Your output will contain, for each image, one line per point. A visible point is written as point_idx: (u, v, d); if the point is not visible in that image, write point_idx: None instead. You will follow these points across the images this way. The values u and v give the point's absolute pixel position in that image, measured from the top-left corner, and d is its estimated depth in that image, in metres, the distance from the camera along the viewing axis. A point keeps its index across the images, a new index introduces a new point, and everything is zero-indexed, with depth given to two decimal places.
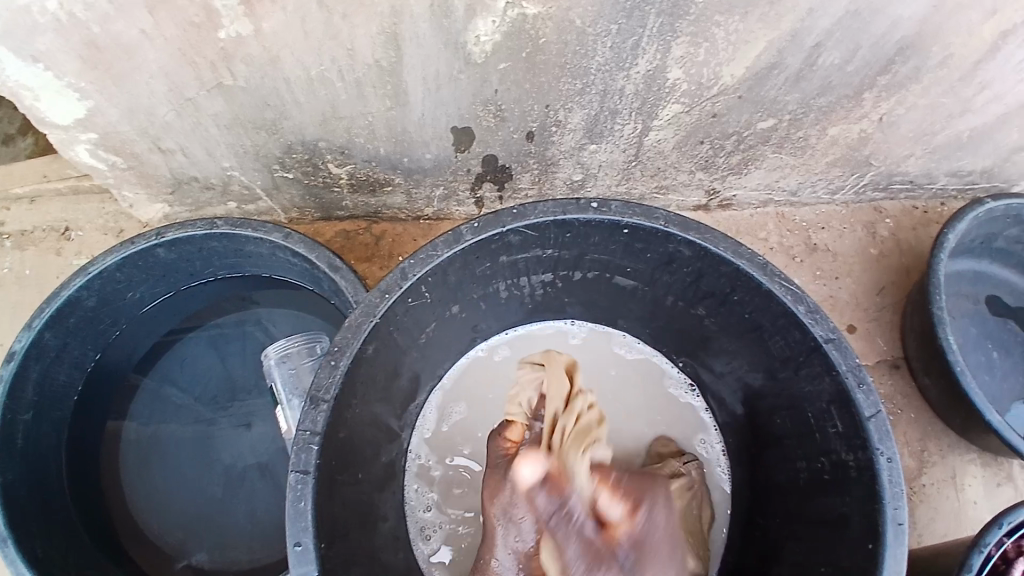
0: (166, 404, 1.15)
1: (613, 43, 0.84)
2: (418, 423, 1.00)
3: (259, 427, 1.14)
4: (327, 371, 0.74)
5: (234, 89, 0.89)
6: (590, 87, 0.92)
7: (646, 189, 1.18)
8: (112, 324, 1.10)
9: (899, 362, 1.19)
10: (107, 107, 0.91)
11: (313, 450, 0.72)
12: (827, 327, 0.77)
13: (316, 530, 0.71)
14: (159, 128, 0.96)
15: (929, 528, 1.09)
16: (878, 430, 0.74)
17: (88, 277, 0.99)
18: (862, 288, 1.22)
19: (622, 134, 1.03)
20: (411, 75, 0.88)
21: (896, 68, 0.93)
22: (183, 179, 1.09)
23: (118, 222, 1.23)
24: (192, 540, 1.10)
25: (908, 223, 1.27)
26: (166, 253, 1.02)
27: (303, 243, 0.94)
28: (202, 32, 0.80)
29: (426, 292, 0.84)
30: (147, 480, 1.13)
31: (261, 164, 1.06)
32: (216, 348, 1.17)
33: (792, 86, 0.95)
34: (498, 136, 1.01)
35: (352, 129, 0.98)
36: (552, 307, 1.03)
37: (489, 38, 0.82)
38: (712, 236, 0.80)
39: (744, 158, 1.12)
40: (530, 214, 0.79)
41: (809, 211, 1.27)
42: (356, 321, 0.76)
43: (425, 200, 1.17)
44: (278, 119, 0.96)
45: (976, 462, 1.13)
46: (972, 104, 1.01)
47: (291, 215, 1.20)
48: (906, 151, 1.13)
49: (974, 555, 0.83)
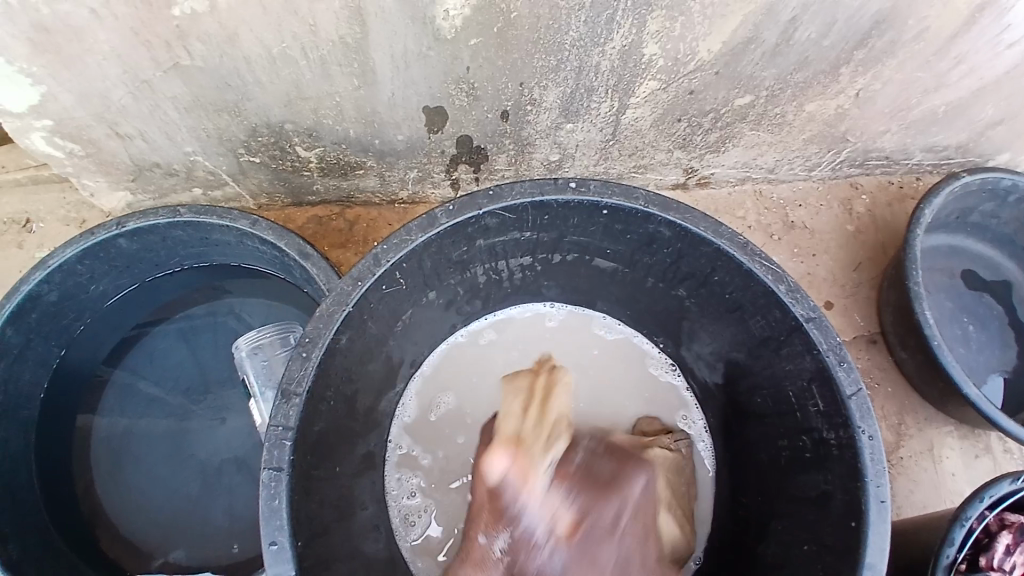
0: (136, 398, 1.12)
1: (587, 17, 0.81)
2: (397, 412, 0.97)
3: (234, 420, 1.11)
4: (299, 363, 0.71)
5: (193, 70, 0.85)
6: (564, 64, 0.89)
7: (623, 168, 1.16)
8: (76, 318, 1.06)
9: (876, 337, 1.19)
10: (61, 92, 0.87)
11: (286, 446, 0.70)
12: (807, 306, 0.77)
13: (292, 527, 0.69)
14: (116, 112, 0.92)
15: (908, 501, 1.11)
16: (859, 408, 0.74)
17: (48, 270, 0.95)
18: (839, 264, 1.22)
19: (599, 112, 1.00)
20: (379, 53, 0.85)
21: (872, 41, 0.92)
22: (144, 166, 1.04)
23: (80, 212, 1.19)
24: (168, 536, 1.07)
25: (884, 199, 1.28)
26: (129, 244, 0.98)
27: (271, 231, 0.91)
28: (155, 10, 0.76)
29: (400, 279, 0.81)
30: (119, 478, 1.09)
31: (225, 149, 1.02)
32: (186, 339, 1.14)
33: (769, 62, 0.94)
34: (471, 115, 0.99)
35: (319, 110, 0.95)
36: (531, 290, 1.02)
37: (458, 12, 0.79)
38: (692, 216, 0.79)
39: (721, 135, 1.10)
40: (506, 196, 0.77)
41: (787, 188, 1.26)
42: (328, 309, 0.73)
43: (399, 182, 1.13)
44: (240, 101, 0.92)
45: (953, 435, 1.15)
46: (946, 78, 1.01)
47: (260, 201, 1.17)
48: (882, 127, 1.13)
49: (956, 529, 0.84)
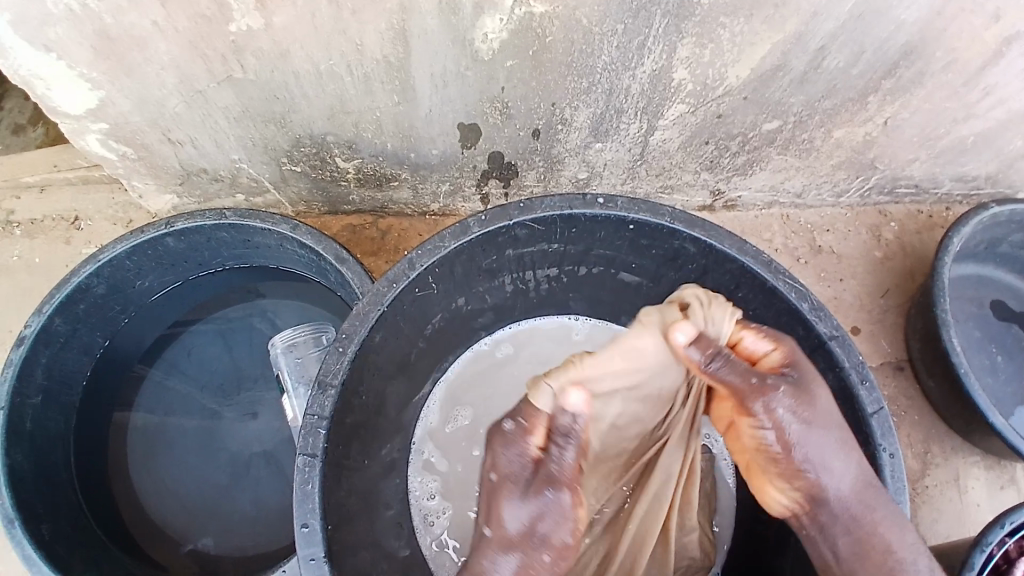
0: (173, 392, 1.17)
1: (619, 43, 0.84)
2: (420, 417, 1.00)
3: (267, 415, 1.15)
4: (335, 356, 0.75)
5: (245, 82, 0.91)
6: (596, 86, 0.92)
7: (651, 188, 1.19)
8: (121, 311, 1.11)
9: (903, 364, 1.19)
10: (118, 97, 0.93)
11: (320, 434, 0.73)
12: (830, 324, 0.78)
13: (323, 511, 0.72)
14: (170, 119, 0.98)
15: (931, 530, 1.09)
16: (881, 426, 0.74)
17: (98, 264, 1.00)
18: (866, 289, 1.23)
19: (628, 133, 1.03)
20: (419, 71, 0.89)
21: (900, 72, 0.94)
22: (192, 171, 1.10)
23: (128, 212, 1.25)
24: (197, 525, 1.11)
25: (913, 227, 1.28)
26: (175, 242, 1.04)
27: (311, 235, 0.95)
28: (212, 25, 0.81)
29: (432, 284, 0.85)
30: (155, 468, 1.14)
31: (269, 157, 1.07)
32: (223, 338, 1.19)
33: (797, 89, 0.95)
34: (504, 133, 1.02)
35: (360, 124, 0.99)
36: (556, 303, 1.04)
37: (496, 36, 0.83)
38: (717, 234, 0.81)
39: (749, 159, 1.12)
40: (537, 208, 0.80)
41: (815, 213, 1.27)
42: (364, 308, 0.77)
43: (431, 196, 1.18)
44: (287, 112, 0.97)
45: (980, 465, 1.14)
46: (976, 109, 1.02)
47: (298, 208, 1.21)
48: (910, 155, 1.14)
49: (975, 554, 0.83)
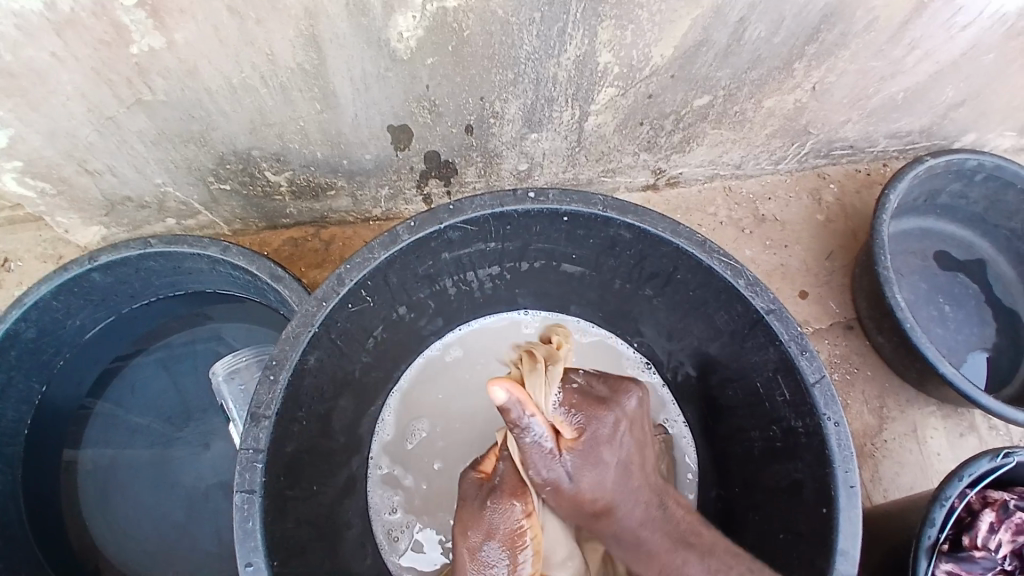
0: (121, 430, 1.13)
1: (539, 31, 0.83)
2: (376, 431, 0.98)
3: (221, 445, 1.12)
4: (266, 386, 0.72)
5: (157, 104, 0.86)
6: (522, 77, 0.91)
7: (593, 173, 1.18)
8: (55, 354, 1.06)
9: (853, 323, 1.21)
10: (30, 133, 0.87)
11: (257, 468, 0.71)
12: (766, 298, 0.78)
13: (266, 549, 0.70)
14: (84, 150, 0.93)
15: (893, 483, 1.12)
16: (823, 395, 0.75)
17: (24, 308, 0.95)
18: (811, 254, 1.24)
19: (561, 121, 1.02)
20: (337, 76, 0.86)
21: (823, 36, 0.94)
22: (117, 200, 1.05)
23: (58, 249, 1.19)
24: (159, 565, 1.08)
25: (852, 187, 1.30)
26: (102, 277, 0.99)
27: (242, 255, 0.91)
28: (114, 49, 0.77)
29: (367, 297, 0.82)
30: (108, 511, 1.09)
31: (194, 178, 1.03)
32: (166, 369, 1.14)
33: (723, 62, 0.96)
34: (436, 131, 1.00)
35: (284, 135, 0.96)
36: (504, 299, 1.03)
37: (412, 33, 0.81)
38: (649, 218, 0.80)
39: (685, 136, 1.12)
40: (466, 209, 0.79)
41: (756, 182, 1.28)
42: (294, 331, 0.74)
43: (371, 200, 1.15)
44: (206, 130, 0.93)
45: (936, 414, 1.17)
46: (903, 65, 1.03)
47: (234, 227, 1.17)
48: (843, 117, 1.15)
49: (936, 509, 0.85)
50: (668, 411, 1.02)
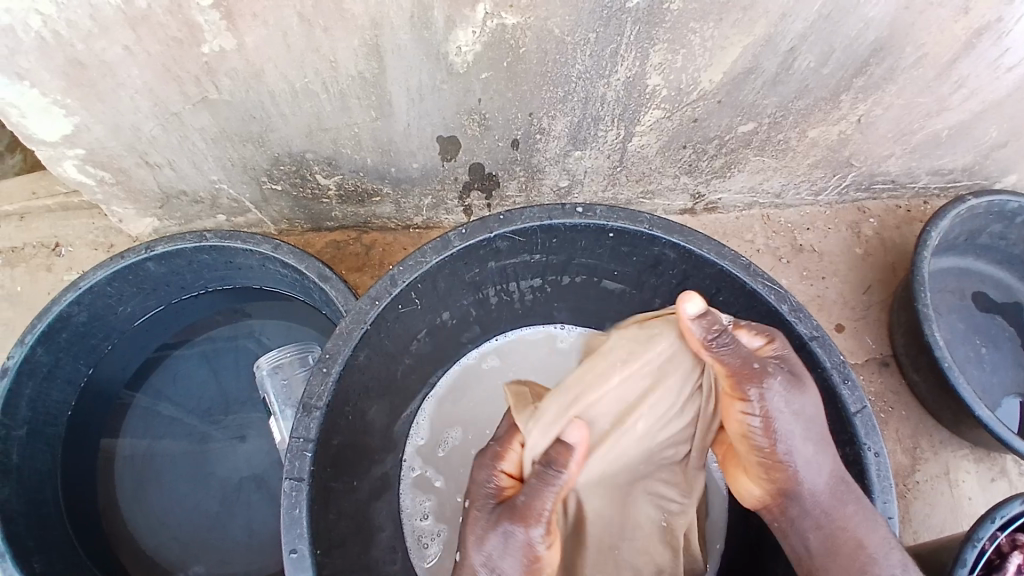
0: (159, 418, 1.16)
1: (592, 51, 0.85)
2: (410, 435, 0.99)
3: (254, 439, 1.14)
4: (319, 378, 0.75)
5: (220, 103, 0.91)
6: (572, 95, 0.93)
7: (632, 194, 1.20)
8: (103, 338, 1.10)
9: (888, 359, 1.20)
10: (94, 123, 0.92)
11: (306, 458, 0.73)
12: (811, 325, 0.79)
13: (311, 536, 0.71)
14: (147, 143, 0.97)
15: (924, 525, 1.10)
16: (864, 425, 0.75)
17: (79, 291, 0.99)
18: (849, 287, 1.24)
19: (606, 140, 1.04)
20: (395, 86, 0.89)
21: (871, 69, 0.95)
22: (172, 194, 1.10)
23: (109, 237, 1.24)
24: (188, 553, 1.10)
25: (892, 222, 1.29)
26: (156, 267, 1.03)
27: (292, 254, 0.94)
28: (185, 48, 0.81)
29: (415, 300, 0.84)
30: (144, 499, 1.12)
31: (249, 177, 1.07)
32: (208, 361, 1.18)
33: (770, 90, 0.97)
34: (483, 144, 1.03)
35: (338, 141, 0.99)
36: (541, 312, 1.04)
37: (470, 48, 0.84)
38: (694, 239, 0.81)
39: (726, 161, 1.13)
40: (516, 220, 0.80)
41: (794, 212, 1.28)
42: (346, 328, 0.77)
43: (414, 208, 1.18)
44: (265, 132, 0.97)
45: (970, 458, 1.15)
46: (950, 101, 1.03)
47: (281, 227, 1.21)
48: (886, 151, 1.15)
49: (968, 550, 0.84)
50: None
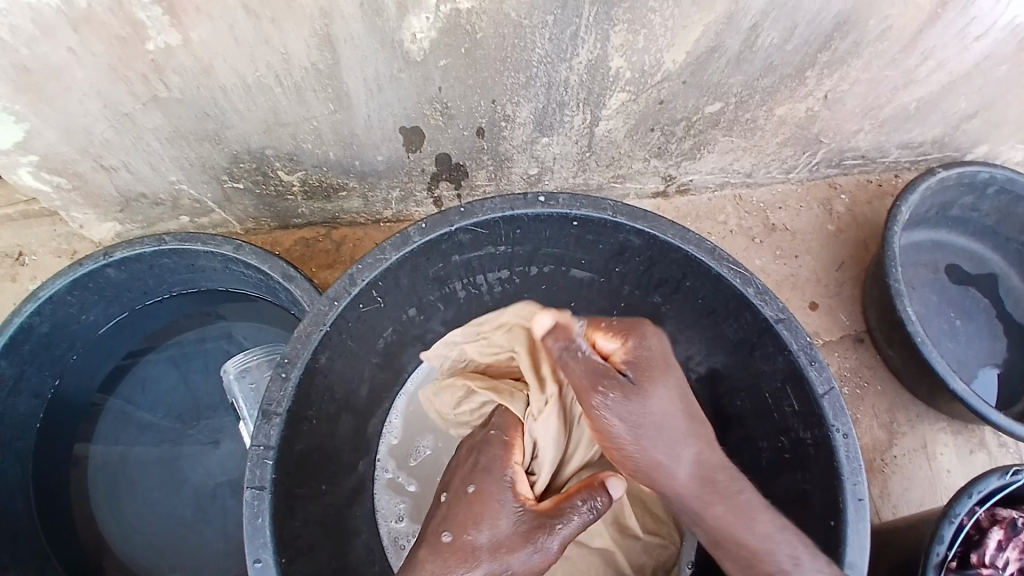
0: (130, 427, 1.13)
1: (552, 34, 0.84)
2: (383, 434, 0.97)
3: (229, 444, 1.12)
4: (278, 383, 0.73)
5: (173, 102, 0.88)
6: (534, 80, 0.91)
7: (603, 179, 1.19)
8: (68, 348, 1.07)
9: (863, 335, 1.21)
10: (44, 128, 0.89)
11: (268, 465, 0.71)
12: (776, 307, 0.78)
13: (275, 545, 0.70)
14: (100, 146, 0.94)
15: (903, 499, 1.11)
16: (833, 407, 0.75)
17: (38, 302, 0.96)
18: (821, 264, 1.24)
19: (572, 125, 1.03)
20: (351, 77, 0.87)
21: (835, 44, 0.95)
22: (131, 197, 1.07)
23: (72, 243, 1.21)
24: (166, 563, 1.08)
25: (863, 198, 1.30)
26: (117, 273, 1.00)
27: (255, 254, 0.92)
28: (130, 46, 0.78)
29: (378, 297, 0.83)
30: (116, 508, 1.10)
31: (209, 176, 1.04)
32: (176, 366, 1.15)
33: (734, 69, 0.96)
34: (448, 134, 1.01)
35: (298, 135, 0.97)
36: (513, 303, 1.03)
37: (426, 35, 0.82)
38: (659, 224, 0.80)
39: (696, 143, 1.12)
40: (477, 212, 0.79)
41: (766, 191, 1.28)
42: (306, 330, 0.75)
43: (382, 202, 1.16)
44: (221, 129, 0.94)
45: (946, 430, 1.16)
46: (915, 74, 1.03)
47: (246, 226, 1.19)
48: (855, 126, 1.15)
49: (945, 525, 0.84)
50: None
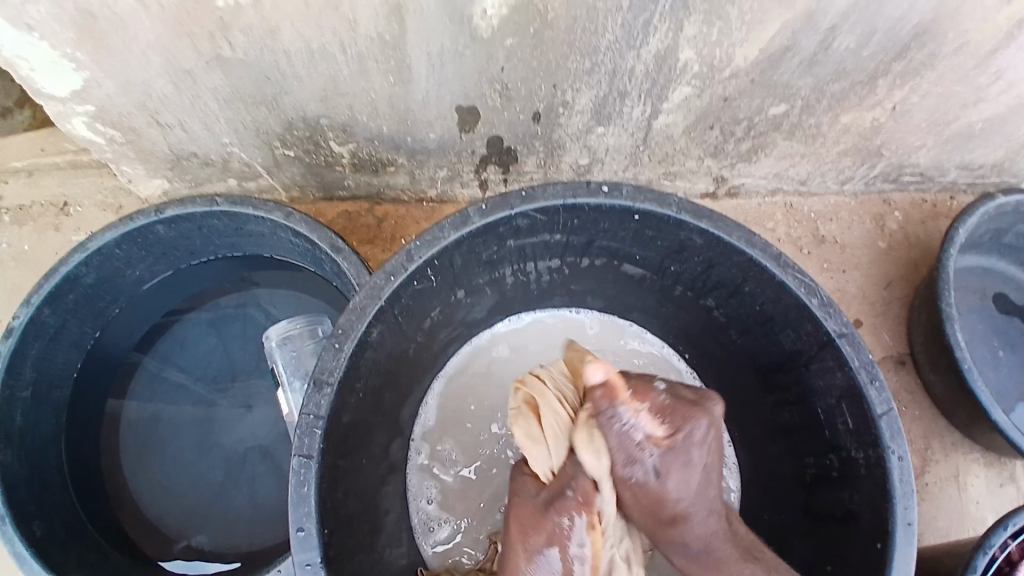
0: (165, 385, 1.15)
1: (624, 20, 0.81)
2: (419, 416, 0.98)
3: (262, 409, 1.13)
4: (331, 353, 0.72)
5: (234, 62, 0.87)
6: (599, 67, 0.89)
7: (652, 175, 1.16)
8: (112, 301, 1.08)
9: (904, 358, 1.17)
10: (103, 78, 0.89)
11: (317, 434, 0.71)
12: (839, 321, 0.76)
13: (319, 516, 0.70)
14: (157, 101, 0.94)
15: (931, 528, 1.08)
16: (889, 428, 0.72)
17: (87, 253, 0.97)
18: (869, 281, 1.21)
19: (631, 117, 1.00)
20: (415, 50, 0.86)
21: (911, 54, 0.91)
22: (182, 155, 1.07)
23: (118, 198, 1.22)
24: (192, 523, 1.09)
25: (917, 217, 1.25)
26: (166, 231, 1.00)
27: (304, 223, 0.92)
28: (199, 3, 0.77)
29: (432, 276, 0.82)
30: (146, 466, 1.12)
31: (261, 141, 1.04)
32: (215, 328, 1.16)
33: (805, 71, 0.93)
34: (503, 116, 0.99)
35: (354, 106, 0.96)
36: (554, 293, 1.02)
37: (496, 11, 0.80)
38: (724, 224, 0.78)
39: (753, 145, 1.09)
40: (538, 197, 0.77)
41: (818, 201, 1.25)
42: (361, 303, 0.74)
43: (428, 181, 1.15)
44: (279, 94, 0.94)
45: (979, 462, 1.12)
46: (986, 92, 0.99)
47: (291, 195, 1.18)
48: (919, 141, 1.11)
49: (979, 556, 0.81)
50: (722, 450, 0.98)
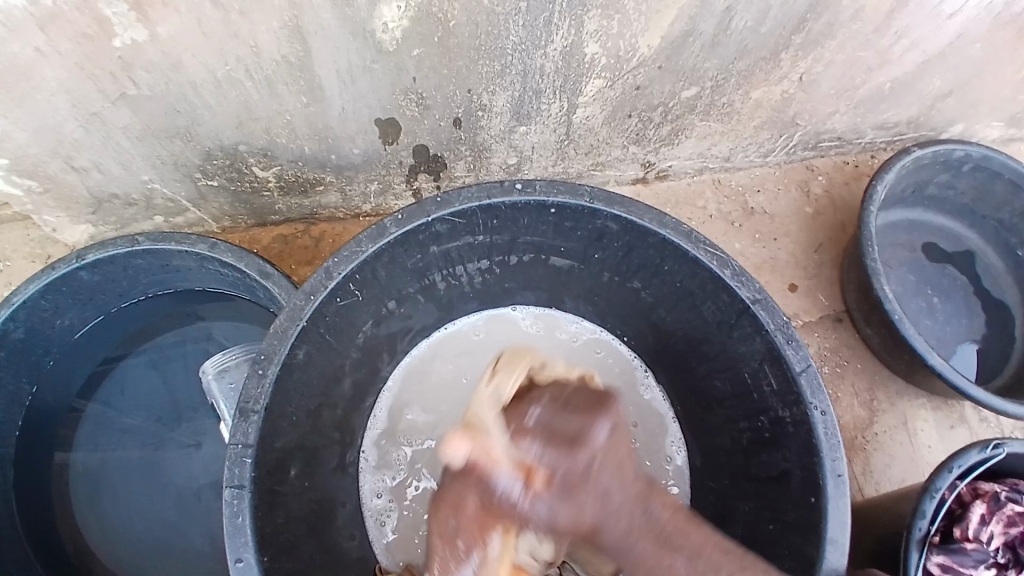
0: (111, 429, 1.11)
1: (524, 21, 0.83)
2: (368, 426, 0.98)
3: (211, 445, 1.11)
4: (255, 380, 0.72)
5: (142, 99, 0.86)
6: (509, 68, 0.90)
7: (582, 167, 1.18)
8: (43, 353, 1.06)
9: (842, 315, 1.22)
10: (14, 130, 0.86)
11: (246, 463, 0.71)
12: (753, 289, 0.79)
13: (256, 544, 0.70)
14: (70, 147, 0.92)
15: (886, 475, 1.12)
16: (810, 384, 0.76)
17: (12, 307, 0.95)
18: (800, 247, 1.25)
19: (550, 114, 1.02)
20: (323, 69, 0.85)
21: (809, 25, 0.95)
22: (103, 198, 1.05)
23: (45, 248, 1.19)
24: (149, 566, 1.07)
25: (840, 179, 1.30)
26: (90, 276, 0.98)
27: (230, 252, 0.91)
28: (97, 44, 0.76)
29: (356, 290, 0.82)
30: (97, 514, 1.09)
31: (182, 174, 1.02)
32: (157, 368, 1.13)
33: (710, 53, 0.96)
34: (424, 125, 1.00)
35: (271, 130, 0.95)
36: (496, 293, 1.03)
37: (397, 24, 0.81)
38: (636, 209, 0.80)
39: (673, 128, 1.12)
40: (453, 202, 0.78)
41: (744, 175, 1.28)
42: (282, 326, 0.74)
43: (361, 196, 1.14)
44: (192, 125, 0.92)
45: (926, 406, 1.17)
46: (889, 55, 1.04)
47: (223, 225, 1.17)
48: (830, 108, 1.15)
49: (927, 501, 0.82)
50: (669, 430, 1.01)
